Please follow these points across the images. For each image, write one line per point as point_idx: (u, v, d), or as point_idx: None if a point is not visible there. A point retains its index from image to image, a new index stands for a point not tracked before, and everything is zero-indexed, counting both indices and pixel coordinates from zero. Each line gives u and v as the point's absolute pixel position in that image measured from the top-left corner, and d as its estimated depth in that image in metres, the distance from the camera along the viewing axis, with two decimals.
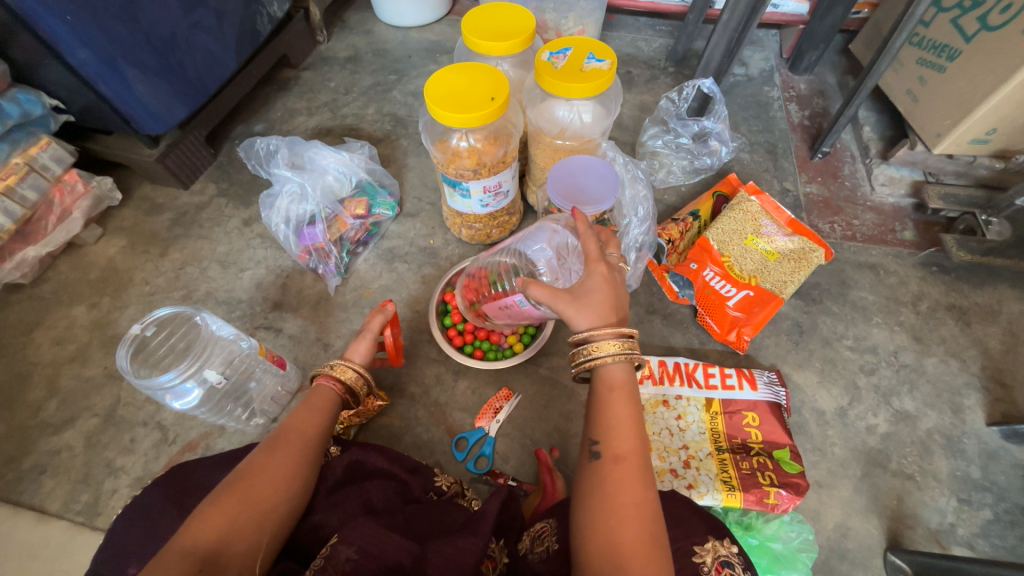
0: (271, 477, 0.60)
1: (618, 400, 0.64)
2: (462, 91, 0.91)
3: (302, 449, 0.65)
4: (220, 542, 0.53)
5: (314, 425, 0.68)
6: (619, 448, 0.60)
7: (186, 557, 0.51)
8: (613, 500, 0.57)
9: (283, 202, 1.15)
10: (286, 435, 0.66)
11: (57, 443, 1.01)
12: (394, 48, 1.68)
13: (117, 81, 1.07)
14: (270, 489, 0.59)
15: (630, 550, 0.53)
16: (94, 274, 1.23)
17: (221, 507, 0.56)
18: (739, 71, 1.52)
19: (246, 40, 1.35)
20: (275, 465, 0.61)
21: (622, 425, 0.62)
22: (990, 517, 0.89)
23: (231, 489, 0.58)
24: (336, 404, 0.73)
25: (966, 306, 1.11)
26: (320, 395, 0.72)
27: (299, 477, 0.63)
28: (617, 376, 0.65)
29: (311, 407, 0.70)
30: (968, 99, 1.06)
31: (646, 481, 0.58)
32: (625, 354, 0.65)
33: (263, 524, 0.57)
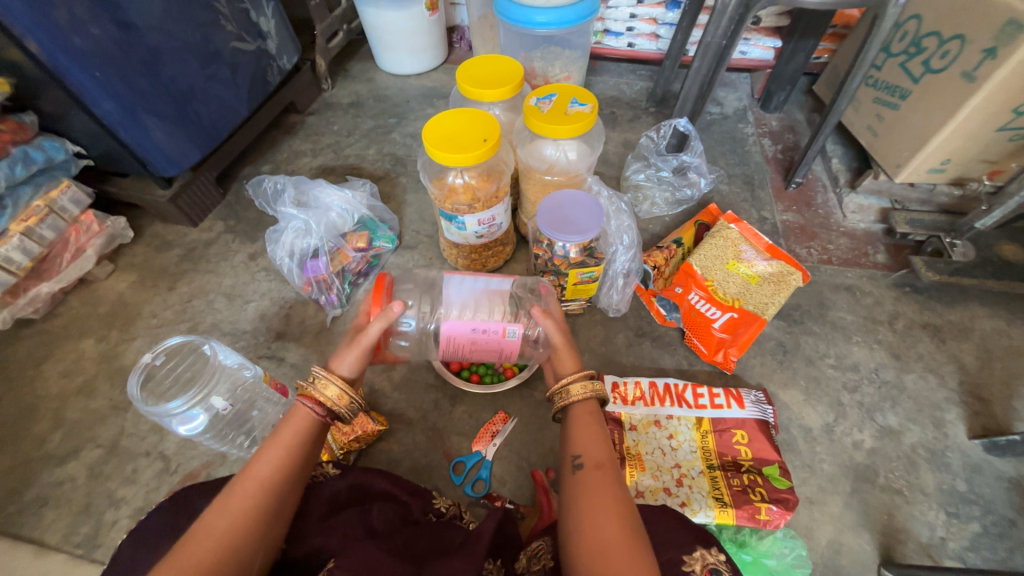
0: (219, 535, 0.57)
1: (590, 422, 0.71)
2: (457, 133, 0.99)
3: (259, 497, 0.61)
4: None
5: (273, 468, 0.64)
6: (596, 457, 0.65)
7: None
8: (591, 500, 0.61)
9: (288, 237, 1.21)
10: (241, 484, 0.62)
11: (60, 475, 1.02)
12: (394, 93, 1.81)
13: (137, 129, 1.16)
14: (218, 548, 0.56)
15: (609, 541, 0.56)
16: (104, 308, 1.27)
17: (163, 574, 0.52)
18: (715, 111, 1.64)
19: (257, 89, 1.46)
20: (226, 519, 0.58)
21: (594, 442, 0.68)
22: (978, 530, 0.91)
23: (174, 551, 0.55)
24: (308, 432, 0.69)
25: (940, 323, 1.16)
26: (290, 427, 0.68)
27: (254, 528, 0.59)
28: (589, 406, 0.73)
29: (276, 442, 0.67)
30: (921, 133, 1.16)
31: (621, 488, 0.63)
32: (591, 385, 0.73)
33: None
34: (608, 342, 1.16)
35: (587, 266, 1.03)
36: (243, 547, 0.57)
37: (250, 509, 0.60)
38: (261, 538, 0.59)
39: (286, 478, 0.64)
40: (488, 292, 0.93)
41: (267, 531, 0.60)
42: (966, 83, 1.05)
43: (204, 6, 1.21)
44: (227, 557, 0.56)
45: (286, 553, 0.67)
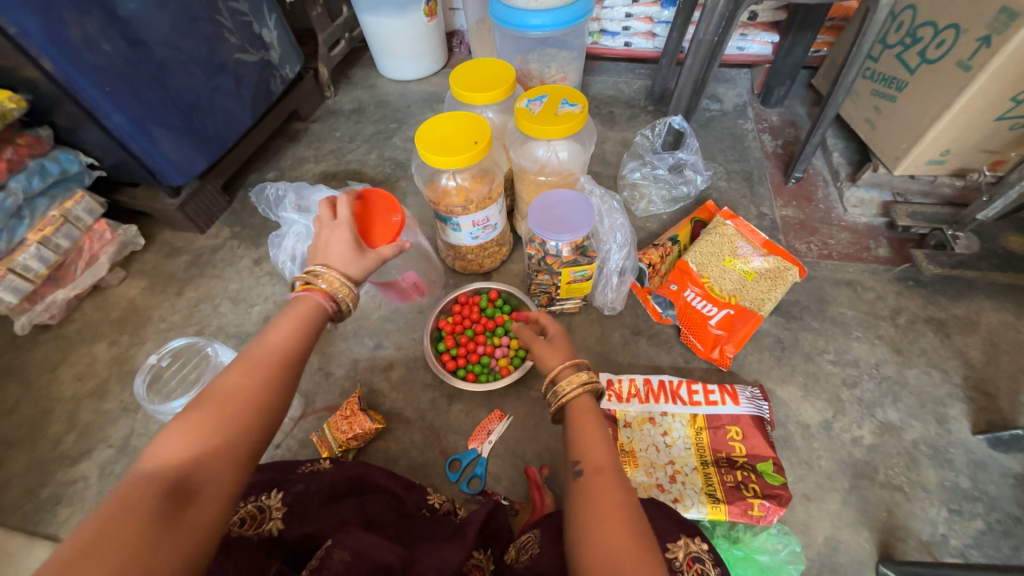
0: (241, 393, 0.57)
1: (591, 421, 0.70)
2: (449, 136, 1.01)
3: (275, 363, 0.62)
4: (185, 468, 0.50)
5: (284, 340, 0.64)
6: (596, 461, 0.65)
7: (151, 487, 0.48)
8: (598, 509, 0.60)
9: (289, 241, 1.25)
10: (258, 351, 0.62)
11: (74, 473, 1.07)
12: (395, 99, 1.84)
13: (146, 140, 1.21)
14: (237, 408, 0.56)
15: (620, 556, 0.55)
16: (116, 314, 1.32)
17: (182, 431, 0.52)
18: (714, 107, 1.64)
19: (261, 98, 1.50)
20: (246, 381, 0.58)
21: (596, 443, 0.67)
22: (982, 528, 0.89)
23: (191, 412, 0.54)
24: (318, 312, 0.69)
25: (944, 317, 1.14)
26: (304, 305, 0.69)
27: (272, 392, 0.59)
28: (584, 405, 0.72)
29: (283, 319, 0.67)
30: (919, 125, 1.14)
31: (623, 490, 0.62)
32: (585, 384, 0.71)
33: (235, 440, 0.54)
34: (603, 340, 1.17)
35: (580, 265, 1.04)
36: (262, 409, 0.57)
37: (264, 376, 0.60)
38: (279, 402, 0.60)
39: (296, 347, 0.65)
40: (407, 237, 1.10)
41: (284, 396, 0.61)
42: (962, 72, 1.03)
43: (209, 20, 1.25)
44: (249, 415, 0.56)
45: (286, 533, 0.70)
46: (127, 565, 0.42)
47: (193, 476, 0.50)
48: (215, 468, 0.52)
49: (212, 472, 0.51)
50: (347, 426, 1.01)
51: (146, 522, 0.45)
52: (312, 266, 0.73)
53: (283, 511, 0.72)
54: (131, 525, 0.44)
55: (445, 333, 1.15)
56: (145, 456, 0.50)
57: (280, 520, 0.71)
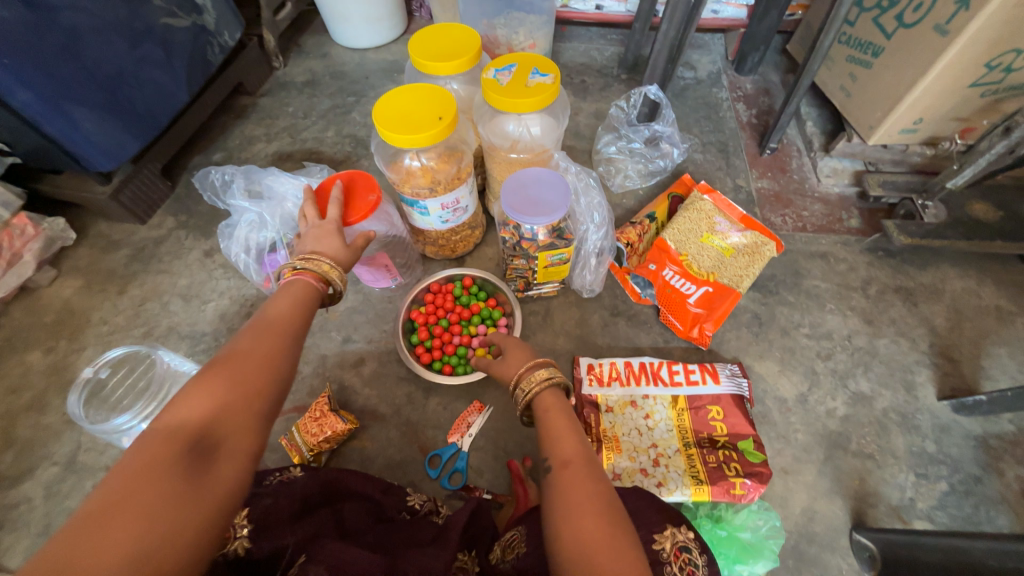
0: (254, 355, 0.59)
1: (561, 415, 0.69)
2: (410, 112, 0.92)
3: (281, 331, 0.64)
4: (209, 420, 0.51)
5: (288, 312, 0.66)
6: (563, 455, 0.64)
7: (175, 438, 0.48)
8: (570, 500, 0.59)
9: (242, 231, 1.14)
10: (262, 322, 0.64)
11: (15, 496, 0.98)
12: (351, 69, 1.70)
13: (63, 121, 1.06)
14: (253, 369, 0.57)
15: (593, 545, 0.54)
16: (49, 317, 1.19)
17: (199, 389, 0.53)
18: (688, 75, 1.58)
19: (197, 70, 1.34)
20: (257, 345, 0.60)
21: (564, 435, 0.66)
22: (946, 489, 0.93)
23: (206, 373, 0.55)
24: (313, 290, 0.72)
25: (912, 286, 1.16)
26: (299, 284, 0.72)
27: (284, 357, 0.61)
28: (549, 400, 0.71)
29: (282, 295, 0.69)
30: (893, 93, 1.13)
31: (593, 479, 0.61)
32: (548, 379, 0.72)
33: (251, 397, 0.55)
34: (583, 324, 1.14)
35: (557, 249, 0.99)
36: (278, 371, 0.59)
37: (275, 342, 0.61)
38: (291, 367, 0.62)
39: (298, 318, 0.67)
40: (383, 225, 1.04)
41: (293, 362, 0.62)
42: (939, 37, 1.01)
43: None
44: (265, 375, 0.58)
45: (253, 552, 0.65)
46: (163, 508, 0.43)
47: (215, 429, 0.51)
48: (232, 425, 0.52)
49: (234, 427, 0.52)
50: (316, 429, 0.95)
51: (178, 468, 0.46)
52: (302, 253, 0.76)
53: (249, 528, 0.66)
54: (165, 469, 0.45)
55: (418, 325, 1.09)
56: (164, 413, 0.50)
57: (245, 539, 0.66)
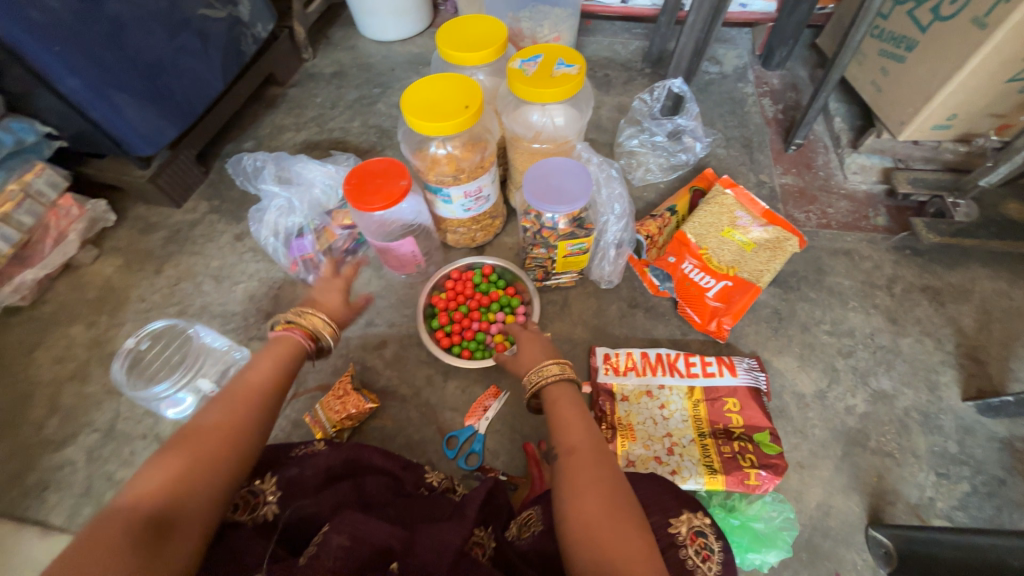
0: (220, 429, 0.62)
1: (569, 405, 0.72)
2: (437, 101, 0.94)
3: (252, 399, 0.66)
4: (165, 501, 0.54)
5: (262, 379, 0.69)
6: (568, 442, 0.67)
7: (134, 517, 0.52)
8: (574, 484, 0.61)
9: (271, 216, 1.18)
10: (238, 388, 0.67)
11: (60, 459, 1.04)
12: (378, 61, 1.73)
13: (108, 107, 1.11)
14: (218, 444, 0.60)
15: (595, 522, 0.57)
16: (91, 294, 1.26)
17: (162, 466, 0.57)
18: (713, 70, 1.56)
19: (232, 61, 1.39)
20: (225, 418, 0.63)
21: (569, 424, 0.69)
22: (968, 490, 0.92)
23: (171, 448, 0.59)
24: (295, 353, 0.74)
25: (939, 286, 1.14)
26: (282, 346, 0.74)
27: (250, 428, 0.64)
28: (555, 392, 0.74)
29: (263, 357, 0.72)
30: (927, 87, 1.10)
31: (596, 464, 0.64)
32: (555, 372, 0.75)
33: (210, 475, 0.58)
34: (600, 314, 1.15)
35: (577, 238, 1.00)
36: (244, 444, 0.62)
37: (244, 414, 0.65)
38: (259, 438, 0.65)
39: (272, 384, 0.69)
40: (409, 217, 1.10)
41: (263, 432, 0.66)
42: (977, 30, 0.98)
43: None
44: (230, 451, 0.61)
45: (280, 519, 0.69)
46: None
47: (173, 509, 0.54)
48: (187, 504, 0.55)
49: (188, 506, 0.55)
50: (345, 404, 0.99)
51: (132, 549, 0.49)
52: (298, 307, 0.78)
53: (278, 495, 0.72)
54: (118, 552, 0.49)
55: (439, 310, 1.12)
56: (126, 489, 0.54)
57: (274, 504, 0.72)
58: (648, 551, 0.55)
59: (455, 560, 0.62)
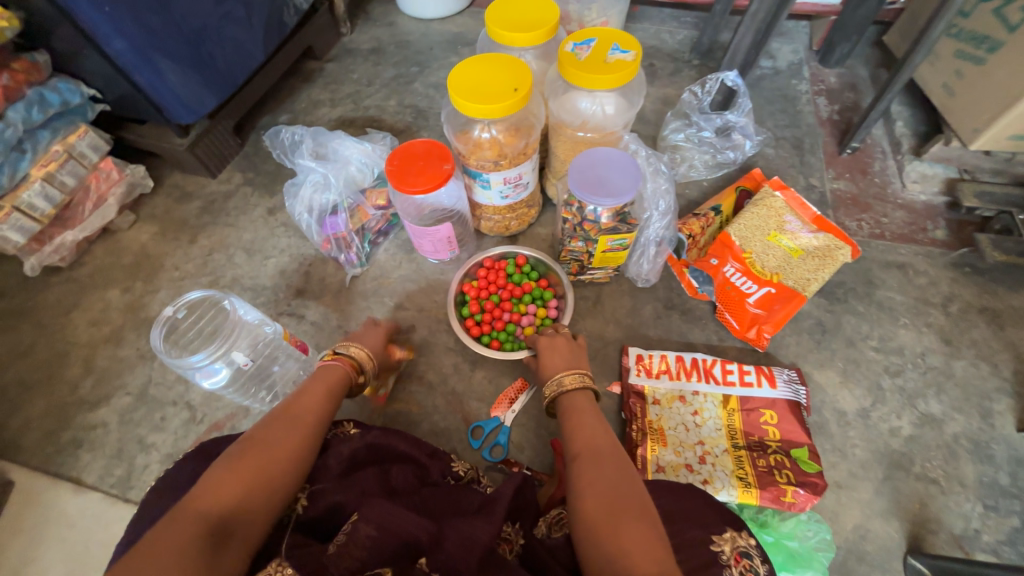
0: (281, 447, 0.68)
1: (583, 413, 0.75)
2: (484, 82, 0.91)
3: (309, 422, 0.73)
4: (228, 513, 0.59)
5: (319, 404, 0.76)
6: (575, 447, 0.70)
7: (201, 521, 0.57)
8: (579, 485, 0.65)
9: (306, 192, 1.16)
10: (295, 410, 0.74)
11: (94, 419, 1.06)
12: (416, 39, 1.69)
13: (151, 72, 1.11)
14: (277, 460, 0.66)
15: (595, 522, 0.60)
16: (128, 259, 1.27)
17: (227, 478, 0.62)
18: (767, 64, 1.48)
19: (273, 32, 1.37)
20: (287, 437, 0.70)
21: (579, 430, 0.73)
22: (1017, 525, 0.87)
23: (235, 461, 0.64)
24: (344, 381, 0.83)
25: (999, 308, 1.07)
26: (334, 372, 0.82)
27: (304, 448, 0.70)
28: (570, 401, 0.78)
29: (315, 382, 0.79)
30: (1007, 94, 1.03)
31: (601, 466, 0.66)
32: (566, 383, 0.79)
33: (268, 492, 0.63)
34: (635, 314, 1.11)
35: (619, 233, 0.96)
36: (299, 462, 0.68)
37: (299, 435, 0.71)
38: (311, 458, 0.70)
39: (325, 409, 0.77)
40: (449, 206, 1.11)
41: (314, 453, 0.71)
42: None
43: None
44: (284, 470, 0.66)
45: (308, 511, 0.69)
46: None
47: (235, 516, 0.59)
48: (243, 520, 0.60)
49: (246, 520, 0.60)
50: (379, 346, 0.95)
51: (200, 550, 0.54)
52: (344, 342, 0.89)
53: (307, 492, 0.71)
54: (187, 551, 0.53)
55: (469, 297, 1.10)
56: (192, 496, 0.59)
57: (304, 500, 0.71)
58: (648, 547, 0.56)
59: (483, 559, 0.60)
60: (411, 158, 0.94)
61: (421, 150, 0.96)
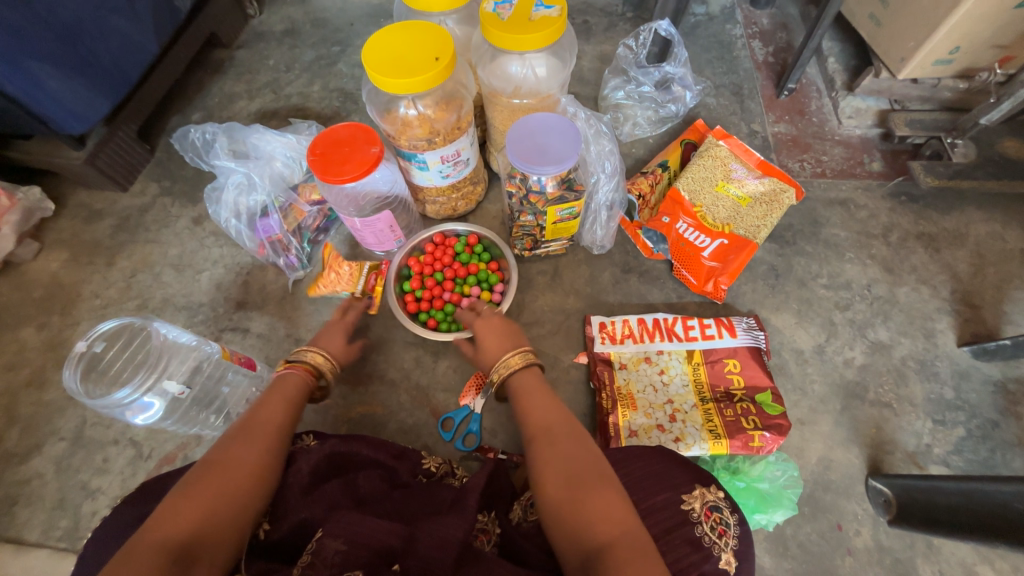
0: (247, 464, 0.63)
1: (535, 392, 0.72)
2: (403, 54, 0.84)
3: (274, 435, 0.68)
4: (193, 537, 0.54)
5: (278, 416, 0.70)
6: (531, 427, 0.68)
7: (159, 550, 0.52)
8: (539, 466, 0.63)
9: (230, 195, 1.06)
10: (257, 424, 0.68)
11: (26, 472, 0.97)
12: (333, 15, 1.55)
13: (24, 79, 0.96)
14: (237, 479, 0.61)
15: (558, 499, 0.59)
16: (38, 292, 1.14)
17: (187, 503, 0.57)
18: (700, 11, 1.44)
19: (166, 19, 1.21)
20: (251, 452, 0.64)
21: (536, 410, 0.70)
22: (963, 434, 0.94)
23: (193, 484, 0.59)
24: (304, 388, 0.76)
25: (935, 232, 1.11)
26: (290, 381, 0.76)
27: (268, 459, 0.65)
28: (521, 382, 0.74)
29: (273, 393, 0.73)
30: (932, 17, 1.03)
31: (560, 442, 0.64)
32: (519, 366, 0.75)
33: (234, 511, 0.58)
34: (593, 282, 1.09)
35: (567, 202, 0.93)
36: (266, 478, 0.63)
37: (264, 449, 0.65)
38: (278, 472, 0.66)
39: (288, 421, 0.71)
40: (385, 190, 1.02)
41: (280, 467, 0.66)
42: None
43: None
44: (249, 486, 0.61)
45: (272, 534, 0.64)
46: None
47: (198, 540, 0.54)
48: (210, 544, 0.55)
49: (214, 542, 0.55)
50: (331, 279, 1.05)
51: None
52: (301, 347, 0.82)
53: (270, 515, 0.66)
54: None
55: (413, 272, 1.04)
56: (148, 527, 0.54)
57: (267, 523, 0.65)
58: (613, 511, 0.56)
59: (459, 555, 0.58)
60: (330, 143, 0.87)
61: (344, 135, 0.88)
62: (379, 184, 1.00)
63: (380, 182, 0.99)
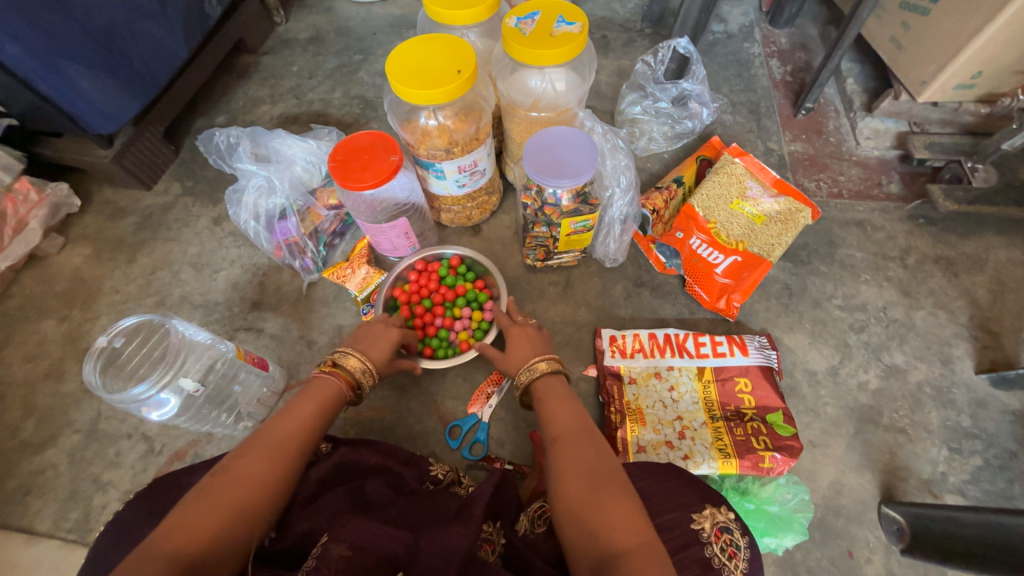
0: (262, 478, 0.62)
1: (558, 398, 0.73)
2: (426, 65, 0.85)
3: (294, 448, 0.67)
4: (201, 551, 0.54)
5: (301, 427, 0.69)
6: (553, 431, 0.68)
7: (170, 561, 0.51)
8: (558, 470, 0.63)
9: (250, 197, 1.08)
10: (279, 434, 0.67)
11: (40, 462, 0.99)
12: (357, 25, 1.59)
13: (58, 79, 0.99)
14: (249, 492, 0.60)
15: (577, 503, 0.58)
16: (60, 285, 1.17)
17: (200, 515, 0.56)
18: (718, 28, 1.45)
19: (196, 25, 1.25)
20: (269, 465, 0.63)
21: (557, 416, 0.70)
22: (980, 464, 0.92)
23: (207, 494, 0.58)
24: (332, 399, 0.74)
25: (953, 256, 1.10)
26: (320, 388, 0.74)
27: (283, 474, 0.64)
28: (544, 388, 0.75)
29: (302, 402, 0.72)
30: (954, 41, 1.03)
31: (579, 447, 0.64)
32: (546, 371, 0.76)
33: (243, 525, 0.58)
34: (605, 295, 1.10)
35: (581, 215, 0.93)
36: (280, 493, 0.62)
37: (282, 462, 0.64)
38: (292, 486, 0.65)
39: (309, 434, 0.69)
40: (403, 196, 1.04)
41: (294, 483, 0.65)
42: None
43: None
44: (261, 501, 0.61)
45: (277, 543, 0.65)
46: None
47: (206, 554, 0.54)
48: (217, 558, 0.55)
49: (220, 556, 0.55)
50: (346, 272, 1.10)
51: None
52: (338, 352, 0.80)
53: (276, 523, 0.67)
54: None
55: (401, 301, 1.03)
56: (158, 535, 0.54)
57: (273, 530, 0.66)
58: (631, 519, 0.55)
59: (465, 563, 0.58)
60: (352, 150, 0.89)
61: (365, 143, 0.90)
62: (397, 190, 1.02)
63: (398, 189, 1.02)
